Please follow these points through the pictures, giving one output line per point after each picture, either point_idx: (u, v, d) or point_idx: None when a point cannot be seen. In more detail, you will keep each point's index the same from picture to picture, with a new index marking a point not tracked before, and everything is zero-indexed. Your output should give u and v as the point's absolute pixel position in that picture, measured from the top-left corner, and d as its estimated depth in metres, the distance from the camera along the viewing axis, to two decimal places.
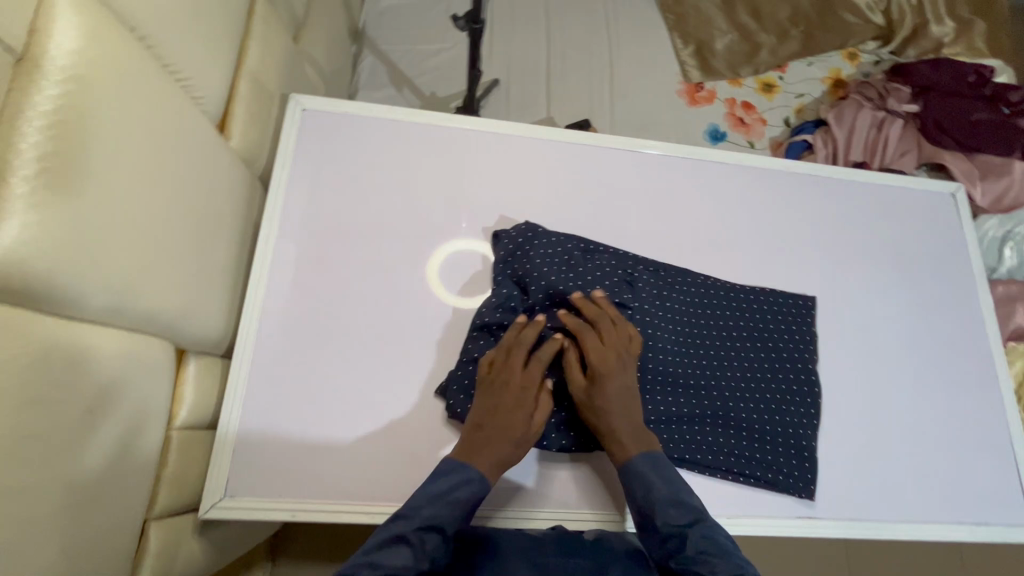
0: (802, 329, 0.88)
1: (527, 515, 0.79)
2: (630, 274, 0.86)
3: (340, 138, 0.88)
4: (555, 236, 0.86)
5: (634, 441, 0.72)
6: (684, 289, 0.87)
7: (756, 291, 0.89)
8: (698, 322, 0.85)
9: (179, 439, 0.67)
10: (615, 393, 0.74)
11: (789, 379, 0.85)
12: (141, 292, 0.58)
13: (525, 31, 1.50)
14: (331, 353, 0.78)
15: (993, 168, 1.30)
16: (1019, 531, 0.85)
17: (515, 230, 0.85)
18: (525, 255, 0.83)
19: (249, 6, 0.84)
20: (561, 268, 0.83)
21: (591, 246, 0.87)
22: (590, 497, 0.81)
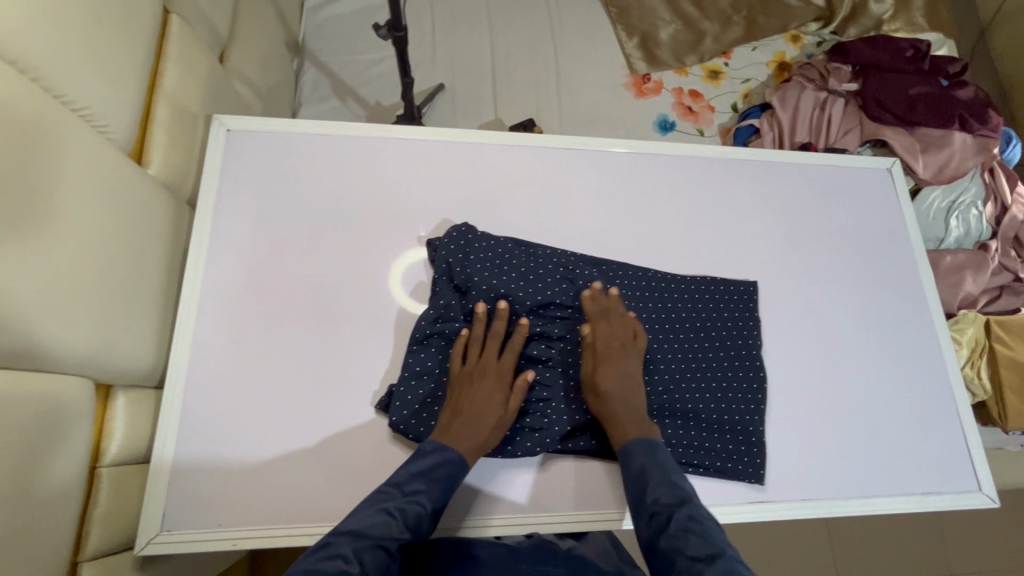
0: (746, 315, 0.89)
1: (493, 523, 0.77)
2: (569, 272, 0.86)
3: (268, 156, 0.86)
4: (491, 240, 0.84)
5: (634, 425, 0.74)
6: (625, 284, 0.87)
7: (697, 281, 0.89)
8: (640, 316, 0.85)
9: (108, 476, 0.66)
10: (615, 378, 0.77)
11: (734, 366, 0.86)
12: (46, 330, 0.56)
13: (468, 34, 1.49)
14: (269, 376, 0.77)
15: (934, 141, 1.32)
16: (967, 498, 0.86)
17: (448, 236, 0.83)
18: (463, 261, 0.82)
19: (161, 28, 0.82)
20: (498, 272, 0.82)
21: (531, 247, 0.86)
22: (556, 497, 0.79)
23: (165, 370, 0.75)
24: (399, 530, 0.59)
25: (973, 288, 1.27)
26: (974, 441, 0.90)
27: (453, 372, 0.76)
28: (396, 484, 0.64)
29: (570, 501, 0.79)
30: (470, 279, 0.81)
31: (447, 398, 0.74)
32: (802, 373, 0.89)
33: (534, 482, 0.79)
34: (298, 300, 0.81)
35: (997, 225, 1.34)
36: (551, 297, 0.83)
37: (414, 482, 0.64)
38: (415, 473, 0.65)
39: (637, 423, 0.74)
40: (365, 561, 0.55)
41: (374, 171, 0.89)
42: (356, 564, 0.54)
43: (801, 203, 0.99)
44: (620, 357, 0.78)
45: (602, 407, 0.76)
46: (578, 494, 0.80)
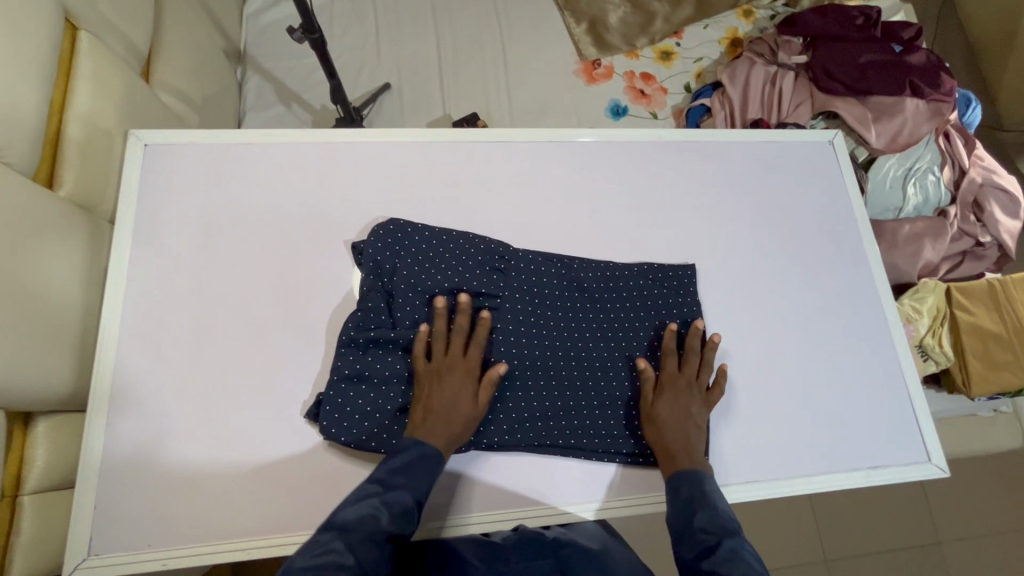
0: (685, 299, 0.87)
1: (469, 522, 0.76)
2: (504, 264, 0.83)
3: (189, 169, 0.85)
4: (420, 236, 0.82)
5: (685, 457, 0.75)
6: (563, 274, 0.84)
7: (637, 268, 0.88)
8: (577, 307, 0.84)
9: (30, 503, 0.66)
10: (680, 414, 0.78)
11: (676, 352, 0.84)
12: None
13: (413, 30, 1.47)
14: (198, 391, 0.76)
15: (885, 109, 1.30)
16: (918, 469, 0.86)
17: (374, 237, 0.80)
18: (391, 260, 0.80)
19: (68, 46, 0.81)
20: (428, 270, 0.80)
21: (467, 236, 0.83)
22: (534, 493, 0.78)
23: (89, 393, 0.74)
24: (387, 522, 0.62)
25: (932, 255, 1.26)
26: (922, 412, 0.89)
27: (418, 371, 0.75)
28: (380, 475, 0.66)
29: (547, 496, 0.78)
30: (399, 279, 0.79)
31: (416, 398, 0.74)
32: (745, 354, 0.88)
33: (510, 478, 0.78)
34: (225, 314, 0.80)
35: (956, 190, 1.32)
36: (480, 292, 0.81)
37: (394, 477, 0.66)
38: (396, 468, 0.67)
39: (688, 453, 0.75)
40: (357, 553, 0.58)
41: (299, 178, 0.88)
42: (350, 555, 0.58)
43: (741, 182, 0.98)
44: (687, 395, 0.79)
45: (659, 441, 0.77)
46: (556, 489, 0.78)
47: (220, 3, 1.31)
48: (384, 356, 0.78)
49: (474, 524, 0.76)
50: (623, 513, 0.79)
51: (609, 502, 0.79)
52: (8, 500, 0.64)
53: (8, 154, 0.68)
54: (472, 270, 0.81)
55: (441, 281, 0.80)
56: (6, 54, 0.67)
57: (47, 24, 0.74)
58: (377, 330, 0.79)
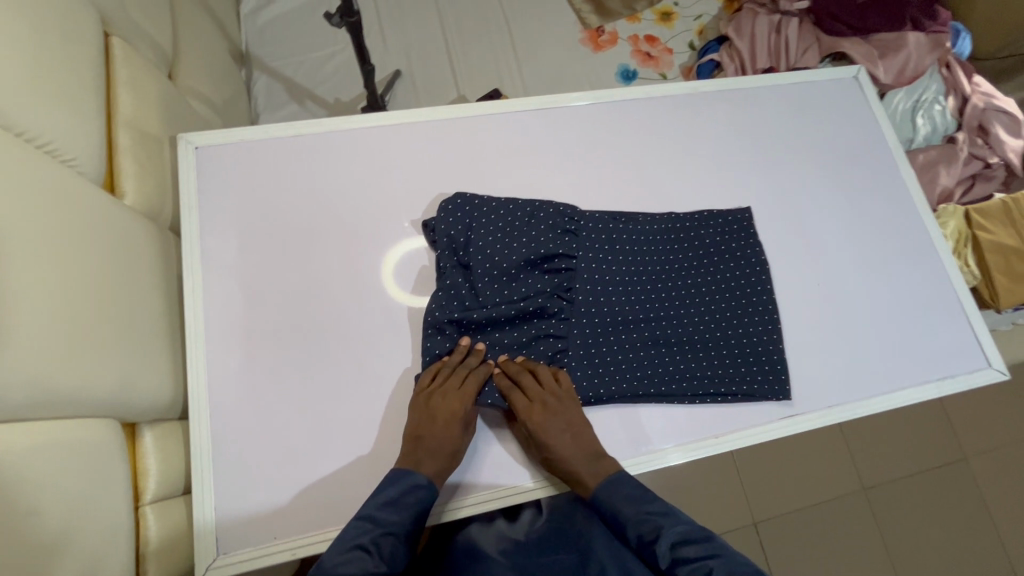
0: (749, 240, 0.89)
1: (481, 498, 0.76)
2: (571, 225, 0.83)
3: (244, 168, 0.84)
4: (487, 208, 0.82)
5: (590, 474, 0.72)
6: (627, 229, 0.86)
7: (696, 216, 0.90)
8: (645, 258, 0.85)
9: (154, 510, 0.65)
10: (559, 436, 0.72)
11: (744, 290, 0.87)
12: (60, 380, 0.55)
13: (415, 14, 1.45)
14: (292, 384, 0.76)
15: (890, 45, 1.33)
16: (981, 375, 0.90)
17: (443, 215, 0.81)
18: (464, 233, 0.80)
19: (106, 53, 0.78)
20: (501, 241, 0.80)
21: (535, 203, 0.84)
22: (504, 472, 0.78)
23: (185, 400, 0.73)
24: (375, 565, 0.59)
25: (947, 181, 1.31)
26: (978, 324, 0.93)
27: (419, 394, 0.74)
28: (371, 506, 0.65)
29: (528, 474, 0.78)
30: (474, 251, 0.79)
31: (408, 419, 0.73)
32: (808, 288, 0.92)
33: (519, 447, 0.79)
34: (304, 307, 0.80)
35: (960, 117, 1.38)
36: (552, 256, 0.81)
37: (387, 513, 0.64)
38: (387, 503, 0.65)
39: (587, 463, 0.73)
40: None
41: (353, 165, 0.87)
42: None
43: (777, 125, 1.01)
44: (550, 417, 0.73)
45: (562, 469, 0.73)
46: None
47: (220, 4, 1.28)
48: (471, 330, 0.79)
49: (454, 511, 0.75)
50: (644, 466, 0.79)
51: (629, 457, 0.79)
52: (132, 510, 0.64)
53: (78, 162, 0.66)
54: (541, 234, 0.81)
55: (514, 247, 0.80)
56: (62, 61, 0.65)
57: (90, 29, 0.72)
58: (459, 306, 0.79)
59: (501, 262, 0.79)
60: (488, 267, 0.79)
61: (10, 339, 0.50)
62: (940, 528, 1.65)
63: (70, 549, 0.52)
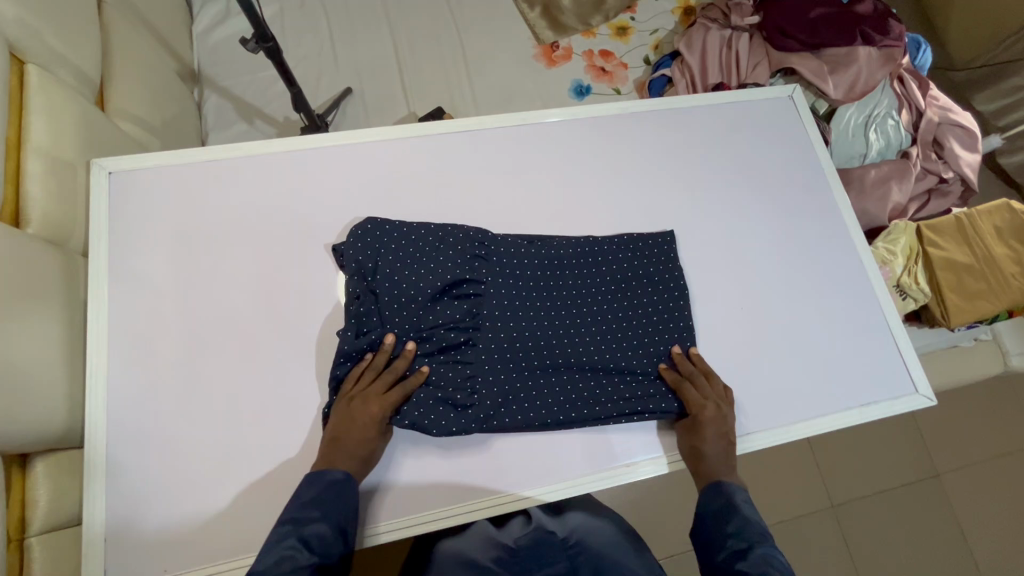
0: (669, 265, 0.88)
1: (398, 523, 0.75)
2: (483, 249, 0.83)
3: (158, 194, 0.85)
4: (397, 232, 0.82)
5: (723, 473, 0.76)
6: (543, 253, 0.85)
7: (615, 240, 0.89)
8: (560, 283, 0.84)
9: (39, 542, 0.66)
10: (713, 441, 0.78)
11: (662, 315, 0.86)
12: None
13: (367, 32, 1.46)
14: (195, 411, 0.77)
15: (840, 60, 1.33)
16: (907, 400, 0.89)
17: (351, 239, 0.80)
18: (372, 259, 0.79)
19: (17, 83, 0.79)
20: (408, 265, 0.79)
21: (446, 228, 0.83)
22: (431, 492, 0.77)
23: (84, 428, 0.74)
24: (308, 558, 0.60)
25: (900, 197, 1.29)
26: (906, 348, 0.93)
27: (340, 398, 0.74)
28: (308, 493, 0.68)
29: (455, 493, 0.77)
30: (382, 277, 0.78)
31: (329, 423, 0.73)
32: (734, 310, 0.90)
33: (435, 469, 0.78)
34: (213, 334, 0.80)
35: (916, 131, 1.36)
36: (459, 283, 0.80)
37: (307, 512, 0.65)
38: (306, 503, 0.66)
39: (718, 470, 0.77)
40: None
41: (273, 189, 0.88)
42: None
43: (708, 146, 1.00)
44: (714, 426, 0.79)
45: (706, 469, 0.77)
46: (492, 477, 0.78)
47: (168, 24, 1.29)
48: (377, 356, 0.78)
49: (379, 535, 0.75)
50: (569, 492, 0.79)
51: (591, 475, 0.80)
52: (15, 543, 0.64)
53: None
54: (450, 259, 0.80)
55: (421, 274, 0.79)
56: None
57: None
58: (364, 332, 0.77)
59: (408, 287, 0.78)
60: (394, 292, 0.78)
61: None
62: (910, 547, 1.61)
63: None
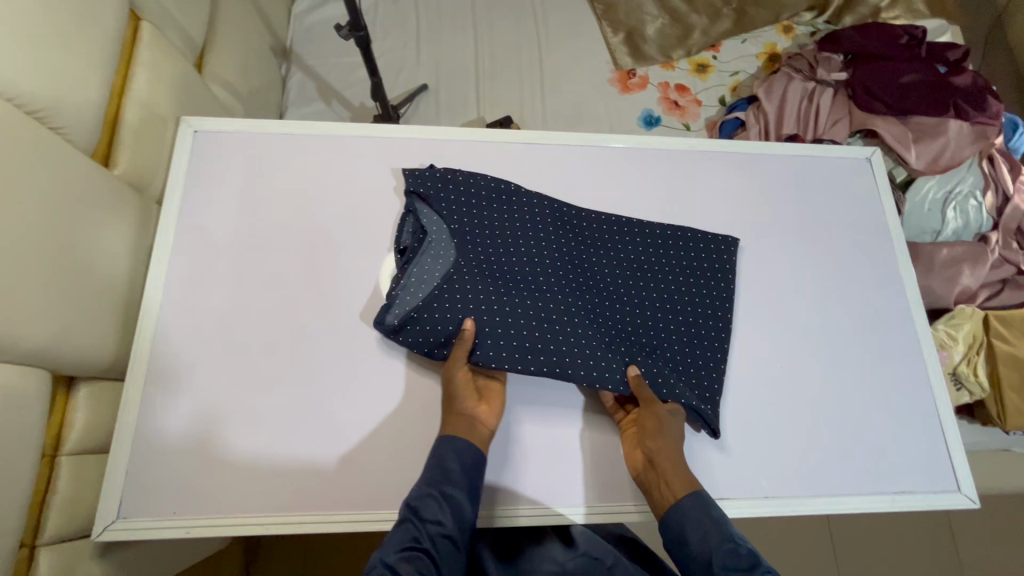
0: (726, 269, 0.89)
1: (512, 512, 0.78)
2: (545, 217, 0.89)
3: (233, 156, 0.90)
4: (467, 183, 0.87)
5: (679, 480, 0.72)
6: (596, 230, 0.90)
7: (668, 226, 0.91)
8: (604, 258, 0.88)
9: (68, 463, 0.70)
10: (659, 436, 0.76)
11: (701, 310, 0.87)
12: (19, 326, 0.60)
13: (453, 32, 1.50)
14: (228, 367, 0.80)
15: (927, 130, 1.27)
16: (947, 497, 0.84)
17: (433, 174, 0.87)
18: (453, 205, 0.85)
19: (131, 34, 0.85)
20: (467, 208, 0.86)
21: (535, 195, 0.90)
22: (537, 487, 0.80)
23: (127, 363, 0.78)
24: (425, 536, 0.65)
25: (970, 281, 1.22)
26: (955, 441, 0.87)
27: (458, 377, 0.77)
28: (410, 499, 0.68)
29: (575, 490, 0.80)
30: (443, 207, 0.85)
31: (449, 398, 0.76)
32: (772, 365, 0.88)
33: (536, 457, 0.81)
34: (259, 298, 0.84)
35: (998, 216, 1.28)
36: (528, 245, 0.86)
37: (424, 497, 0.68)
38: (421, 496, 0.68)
39: (680, 474, 0.73)
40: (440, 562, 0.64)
41: (339, 170, 0.91)
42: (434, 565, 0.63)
43: (771, 196, 0.97)
44: (661, 436, 0.76)
45: (655, 445, 0.75)
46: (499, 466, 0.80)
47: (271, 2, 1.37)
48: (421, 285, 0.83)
49: (496, 519, 0.78)
50: None
51: None
52: (47, 459, 0.68)
53: (72, 132, 0.72)
54: (504, 216, 0.87)
55: (499, 231, 0.86)
56: (73, 38, 0.71)
57: (113, 11, 0.78)
58: (414, 256, 0.85)
59: (462, 227, 0.84)
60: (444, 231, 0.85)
61: None
62: None
63: None
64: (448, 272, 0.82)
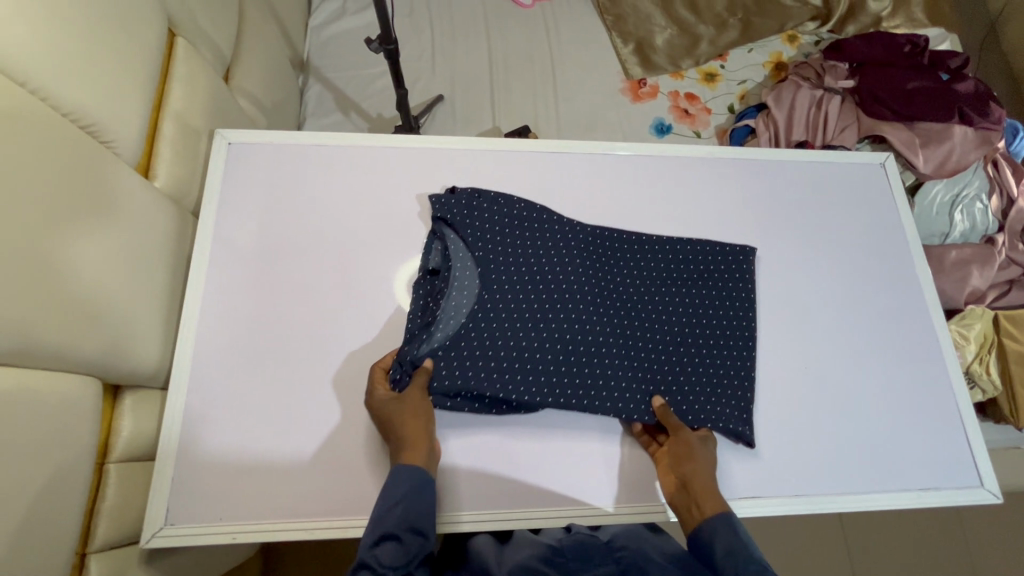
0: (746, 287, 0.91)
1: (476, 517, 0.78)
2: (567, 241, 0.90)
3: (266, 168, 0.92)
4: (490, 207, 0.89)
5: (710, 503, 0.72)
6: (617, 252, 0.91)
7: (687, 243, 0.93)
8: (626, 281, 0.90)
9: (116, 470, 0.71)
10: (690, 465, 0.76)
11: (724, 328, 0.88)
12: (71, 335, 0.62)
13: (467, 44, 1.54)
14: (268, 375, 0.81)
15: (934, 135, 1.31)
16: (970, 492, 0.86)
17: (462, 194, 0.89)
18: (477, 234, 0.87)
19: (168, 50, 0.87)
20: (490, 234, 0.87)
21: (556, 221, 0.91)
22: (502, 493, 0.80)
23: (169, 372, 0.79)
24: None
25: (980, 282, 1.25)
26: (976, 436, 0.89)
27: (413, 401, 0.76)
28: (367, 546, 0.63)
29: (541, 495, 0.80)
30: (467, 235, 0.87)
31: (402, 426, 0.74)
32: (796, 367, 0.90)
33: (502, 464, 0.81)
34: (296, 305, 0.85)
35: (1004, 218, 1.31)
36: (552, 273, 0.87)
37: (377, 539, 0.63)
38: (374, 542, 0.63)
39: (713, 496, 0.72)
40: None
41: (371, 180, 0.93)
42: None
43: (789, 201, 1.00)
44: (694, 459, 0.77)
45: (688, 470, 0.75)
46: (466, 462, 0.81)
47: (290, 16, 1.40)
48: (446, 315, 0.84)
49: (459, 524, 0.78)
50: (643, 514, 0.81)
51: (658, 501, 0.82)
52: (97, 467, 0.69)
53: (117, 145, 0.74)
54: (527, 242, 0.88)
55: (523, 260, 0.87)
56: (118, 55, 0.73)
57: (154, 28, 0.81)
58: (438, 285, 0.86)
59: (486, 255, 0.86)
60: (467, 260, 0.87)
61: (38, 295, 0.58)
62: None
63: (41, 488, 0.58)
64: (474, 302, 0.84)
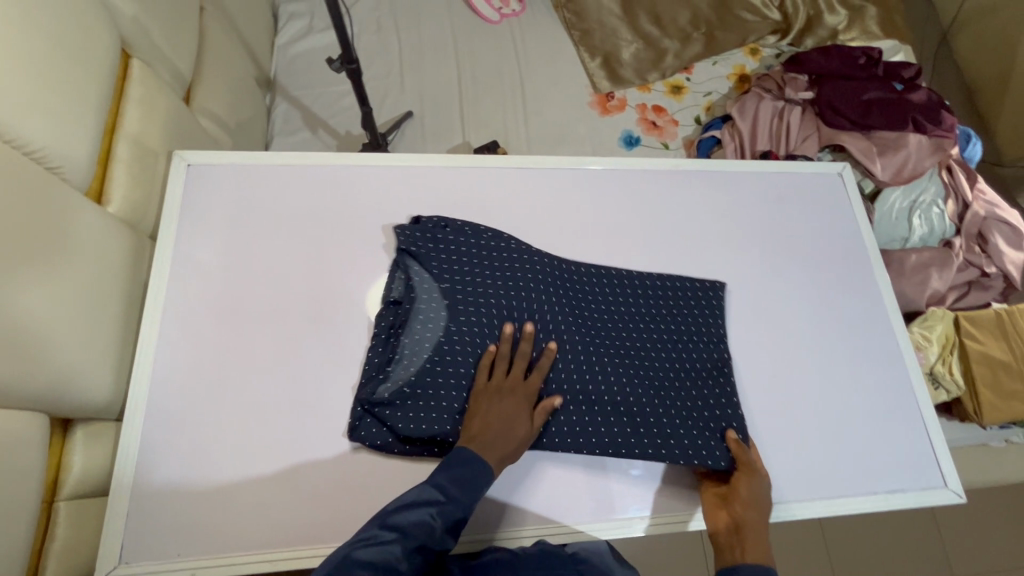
0: (717, 316, 0.91)
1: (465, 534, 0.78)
2: (536, 272, 0.89)
3: (226, 190, 0.90)
4: (457, 237, 0.88)
5: (756, 551, 0.75)
6: (588, 283, 0.91)
7: (658, 275, 0.93)
8: (597, 312, 0.89)
9: (65, 509, 0.68)
10: (751, 509, 0.78)
11: (696, 358, 0.88)
12: (18, 372, 0.60)
13: (435, 60, 1.54)
14: (229, 402, 0.79)
15: (890, 144, 1.35)
16: (934, 492, 0.87)
17: (427, 222, 0.89)
18: (443, 266, 0.86)
19: (121, 72, 0.85)
20: (456, 266, 0.86)
21: (526, 250, 0.90)
22: (493, 511, 0.80)
23: (125, 403, 0.77)
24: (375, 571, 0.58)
25: (939, 285, 1.28)
26: (938, 437, 0.91)
27: (479, 387, 0.79)
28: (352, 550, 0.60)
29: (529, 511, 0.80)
30: (432, 266, 0.85)
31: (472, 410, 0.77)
32: (764, 377, 0.91)
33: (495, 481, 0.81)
34: (258, 330, 0.83)
35: (960, 222, 1.36)
36: (519, 307, 0.86)
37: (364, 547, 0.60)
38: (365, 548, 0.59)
39: (761, 547, 0.75)
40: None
41: (334, 199, 0.92)
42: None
43: (751, 211, 1.01)
44: (753, 505, 0.79)
45: (745, 512, 0.78)
46: None
47: (255, 35, 1.39)
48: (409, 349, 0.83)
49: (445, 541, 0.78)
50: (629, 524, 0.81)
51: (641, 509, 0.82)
52: (45, 506, 0.67)
53: (66, 172, 0.72)
54: (494, 273, 0.87)
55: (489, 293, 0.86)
56: (67, 79, 0.71)
57: (106, 51, 0.79)
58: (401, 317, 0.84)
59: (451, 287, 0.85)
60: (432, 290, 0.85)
61: None
62: None
63: None
64: (438, 336, 0.82)
